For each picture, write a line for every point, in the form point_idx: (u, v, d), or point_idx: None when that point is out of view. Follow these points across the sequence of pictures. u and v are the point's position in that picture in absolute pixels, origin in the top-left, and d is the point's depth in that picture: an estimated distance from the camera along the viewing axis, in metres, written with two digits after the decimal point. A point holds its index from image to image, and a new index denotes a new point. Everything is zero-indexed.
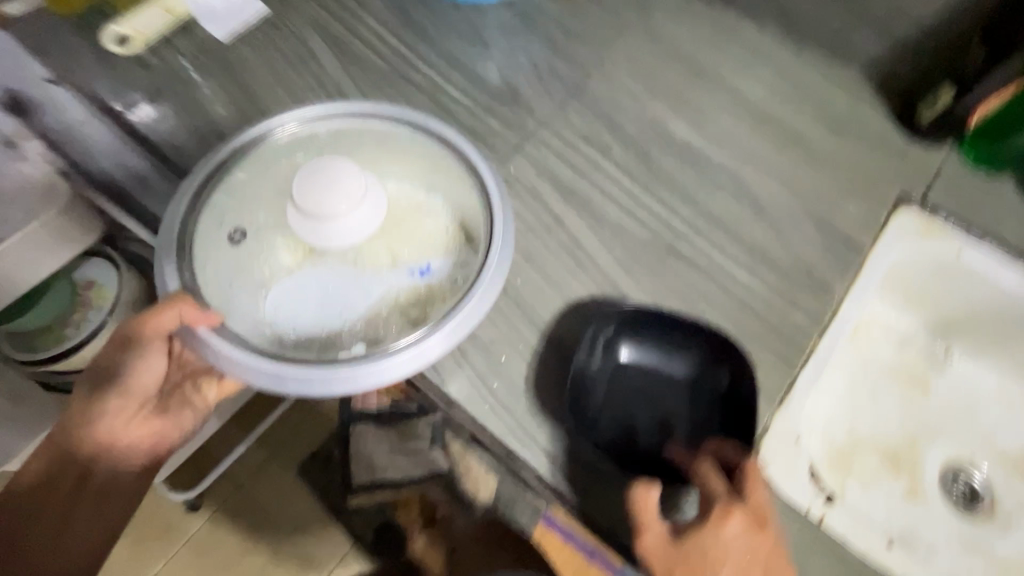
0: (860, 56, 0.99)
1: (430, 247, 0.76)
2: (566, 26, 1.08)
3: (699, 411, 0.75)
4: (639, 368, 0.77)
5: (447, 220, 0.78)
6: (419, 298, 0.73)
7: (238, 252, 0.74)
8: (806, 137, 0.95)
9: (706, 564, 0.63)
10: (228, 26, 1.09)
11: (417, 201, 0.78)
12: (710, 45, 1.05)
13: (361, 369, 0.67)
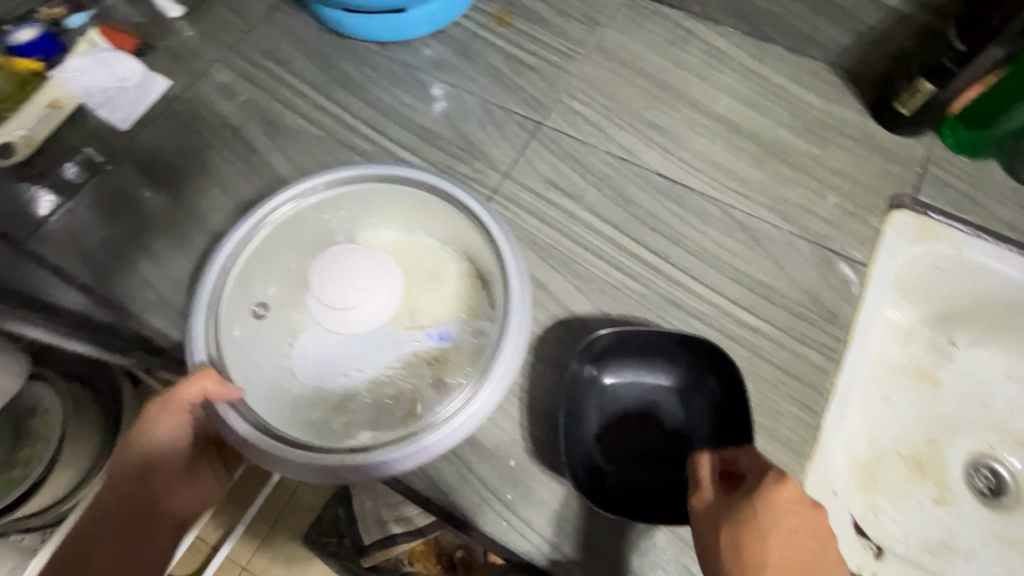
0: (825, 48, 0.93)
1: (447, 311, 0.74)
2: (511, 56, 0.98)
3: (697, 423, 0.71)
4: (630, 387, 0.72)
5: (464, 274, 0.77)
6: (435, 362, 0.72)
7: (263, 326, 0.73)
8: (784, 147, 0.89)
9: (756, 546, 0.54)
10: (129, 111, 0.95)
11: (431, 252, 0.78)
12: (666, 55, 0.97)
13: (413, 445, 0.63)
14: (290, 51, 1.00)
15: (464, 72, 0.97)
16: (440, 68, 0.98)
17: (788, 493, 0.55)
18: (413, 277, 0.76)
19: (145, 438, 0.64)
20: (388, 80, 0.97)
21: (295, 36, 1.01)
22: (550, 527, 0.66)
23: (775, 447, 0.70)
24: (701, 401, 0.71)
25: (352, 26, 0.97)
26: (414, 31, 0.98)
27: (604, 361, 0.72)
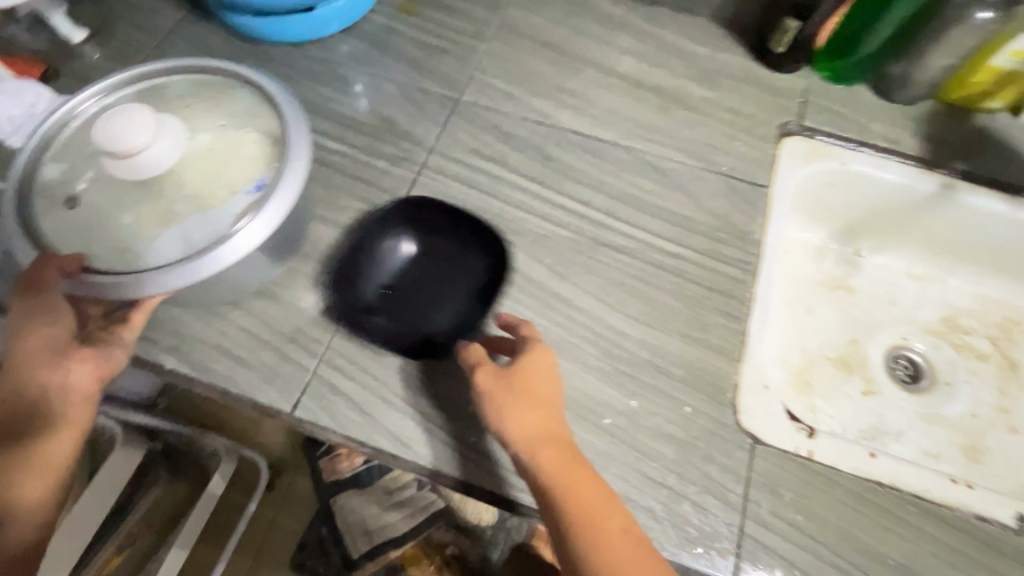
0: (706, 3, 1.03)
1: (256, 165, 0.72)
2: (422, 42, 1.03)
3: (472, 267, 0.81)
4: (423, 257, 0.83)
5: (262, 138, 0.73)
6: (253, 207, 0.68)
7: (75, 234, 0.69)
8: (683, 94, 0.97)
9: (519, 387, 0.67)
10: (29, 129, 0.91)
11: (239, 130, 0.74)
12: (568, 26, 1.04)
13: (191, 268, 0.66)
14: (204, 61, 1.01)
15: (380, 61, 1.01)
16: (355, 61, 1.01)
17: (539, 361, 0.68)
18: (218, 150, 0.72)
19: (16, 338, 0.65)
20: (306, 77, 0.99)
21: (208, 47, 1.02)
22: (516, 460, 0.70)
23: (710, 355, 0.76)
24: (479, 264, 0.81)
25: (263, 31, 0.99)
26: (327, 30, 1.01)
27: (393, 232, 0.83)
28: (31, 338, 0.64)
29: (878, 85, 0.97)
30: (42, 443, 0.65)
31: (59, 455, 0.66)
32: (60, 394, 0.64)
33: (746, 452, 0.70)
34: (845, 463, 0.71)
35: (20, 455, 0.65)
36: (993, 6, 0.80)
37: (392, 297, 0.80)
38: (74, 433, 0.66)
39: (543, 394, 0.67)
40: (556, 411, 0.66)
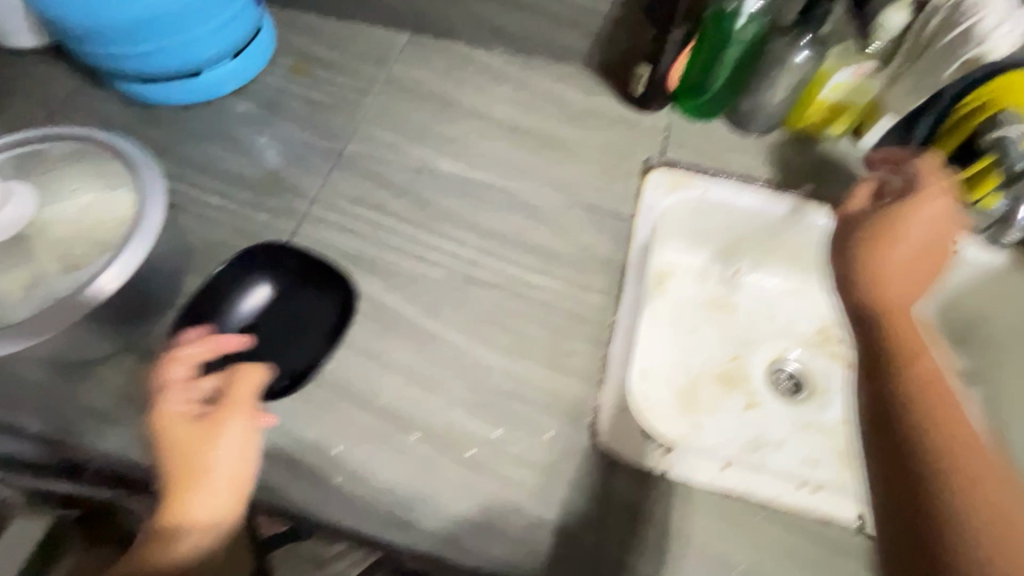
0: (574, 52, 1.12)
1: (112, 222, 0.74)
2: (310, 99, 1.08)
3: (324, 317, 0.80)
4: (278, 294, 0.80)
5: (119, 195, 0.76)
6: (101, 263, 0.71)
7: None
8: (556, 136, 1.04)
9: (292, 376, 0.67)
10: None
11: (99, 189, 0.77)
12: (449, 78, 1.12)
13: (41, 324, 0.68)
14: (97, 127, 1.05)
15: (269, 120, 1.06)
16: (245, 119, 1.06)
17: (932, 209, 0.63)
18: (77, 210, 0.75)
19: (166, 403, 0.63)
20: (196, 137, 1.04)
21: (101, 113, 1.06)
22: (380, 498, 0.72)
23: (572, 380, 0.80)
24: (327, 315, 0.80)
25: (156, 94, 1.04)
26: (218, 87, 1.06)
27: (244, 278, 0.79)
28: (178, 401, 0.63)
29: (731, 120, 1.06)
30: (196, 498, 0.61)
31: (210, 513, 0.62)
32: (228, 413, 0.63)
33: (603, 472, 0.74)
34: (698, 476, 0.74)
35: (178, 526, 0.61)
36: (808, 46, 0.89)
37: (249, 339, 0.77)
38: (240, 478, 0.64)
39: (913, 272, 0.62)
40: (888, 272, 0.62)
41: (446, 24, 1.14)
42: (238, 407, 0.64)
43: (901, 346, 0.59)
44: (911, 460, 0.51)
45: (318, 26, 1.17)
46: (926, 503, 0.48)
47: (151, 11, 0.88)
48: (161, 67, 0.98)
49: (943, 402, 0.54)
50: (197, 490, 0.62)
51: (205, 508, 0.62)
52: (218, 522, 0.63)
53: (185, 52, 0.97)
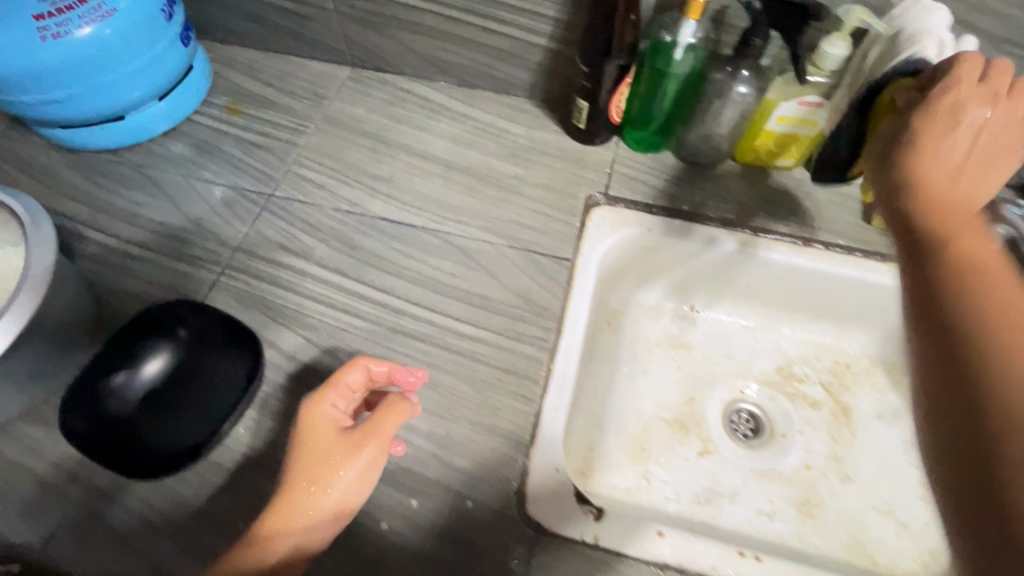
0: (517, 85, 1.08)
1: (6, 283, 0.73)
2: (243, 139, 1.04)
3: (214, 400, 0.74)
4: (181, 350, 0.75)
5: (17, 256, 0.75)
6: None
7: None
8: (496, 173, 1.00)
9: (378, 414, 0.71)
10: None
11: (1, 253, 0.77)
12: (387, 114, 1.08)
13: None
14: (18, 175, 1.00)
15: (199, 164, 1.02)
16: (174, 163, 1.02)
17: (946, 125, 0.57)
18: None
19: (322, 405, 0.70)
20: (121, 184, 1.00)
21: (23, 160, 1.02)
22: None
23: (497, 442, 0.75)
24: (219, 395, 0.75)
25: (81, 140, 1.00)
26: (147, 128, 1.02)
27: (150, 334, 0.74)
28: (327, 408, 0.71)
29: (679, 150, 1.01)
30: (295, 506, 0.66)
31: (321, 521, 0.67)
32: (379, 425, 0.70)
33: (526, 544, 0.69)
34: (630, 546, 0.69)
35: (269, 535, 0.65)
36: (748, 79, 0.86)
37: (152, 405, 0.72)
38: (363, 482, 0.69)
39: (980, 163, 0.56)
40: (935, 177, 0.54)
41: (385, 58, 1.11)
42: (384, 432, 0.70)
43: (908, 176, 0.55)
44: (977, 416, 0.40)
45: (255, 63, 1.14)
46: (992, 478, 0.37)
47: (60, 58, 0.85)
48: (80, 112, 0.94)
49: (998, 293, 0.44)
50: (308, 493, 0.67)
51: (319, 507, 0.67)
52: (319, 528, 0.67)
53: (104, 96, 0.93)
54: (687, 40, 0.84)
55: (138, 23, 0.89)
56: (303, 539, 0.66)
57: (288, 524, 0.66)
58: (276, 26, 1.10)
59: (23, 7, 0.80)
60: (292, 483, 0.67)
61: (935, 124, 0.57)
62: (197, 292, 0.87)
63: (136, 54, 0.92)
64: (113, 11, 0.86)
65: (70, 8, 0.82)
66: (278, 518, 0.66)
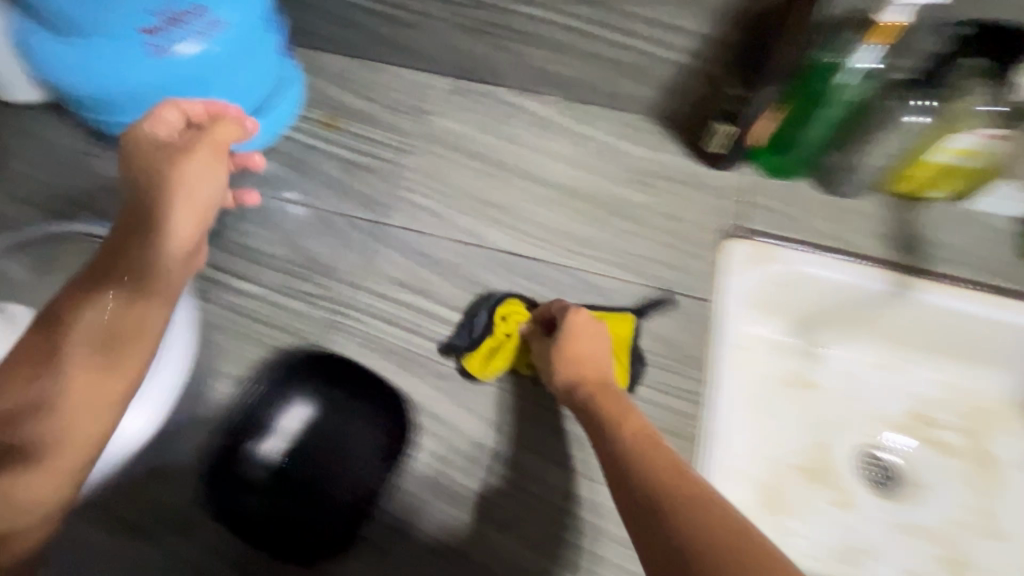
0: (636, 101, 1.00)
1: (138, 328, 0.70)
2: (344, 159, 0.98)
3: (365, 448, 0.74)
4: (326, 412, 0.75)
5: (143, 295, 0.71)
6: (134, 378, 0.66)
7: None
8: (620, 201, 0.93)
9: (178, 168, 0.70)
10: None
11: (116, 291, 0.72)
12: (495, 132, 1.00)
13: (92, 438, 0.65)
14: (100, 193, 0.92)
15: (300, 186, 0.95)
16: (273, 186, 0.95)
17: (588, 330, 0.76)
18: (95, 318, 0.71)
19: (159, 140, 0.72)
20: (219, 207, 0.93)
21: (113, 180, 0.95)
22: None
23: None
24: (367, 443, 0.74)
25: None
26: (243, 144, 0.95)
27: (287, 390, 0.75)
28: (191, 164, 0.71)
29: (817, 177, 0.94)
30: (42, 378, 0.59)
31: (91, 394, 0.60)
32: (185, 181, 0.70)
33: None
34: None
35: (27, 419, 0.57)
36: (929, 110, 0.79)
37: (302, 470, 0.72)
38: (147, 337, 0.65)
39: (598, 364, 0.74)
40: (585, 347, 0.75)
41: (491, 70, 1.03)
42: (217, 151, 0.73)
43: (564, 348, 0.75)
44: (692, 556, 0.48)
45: (349, 72, 1.06)
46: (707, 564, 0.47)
47: (164, 74, 0.79)
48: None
49: (662, 459, 0.59)
50: (47, 393, 0.58)
51: (85, 411, 0.59)
52: (94, 422, 0.59)
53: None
54: (863, 67, 0.76)
55: (244, 35, 0.81)
56: (50, 490, 0.57)
57: (53, 439, 0.57)
58: (374, 32, 1.01)
59: (128, 20, 0.73)
60: (29, 415, 0.57)
61: (574, 341, 0.75)
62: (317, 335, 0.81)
63: (240, 66, 0.85)
64: (220, 22, 0.78)
65: (178, 19, 0.75)
66: (76, 370, 0.60)
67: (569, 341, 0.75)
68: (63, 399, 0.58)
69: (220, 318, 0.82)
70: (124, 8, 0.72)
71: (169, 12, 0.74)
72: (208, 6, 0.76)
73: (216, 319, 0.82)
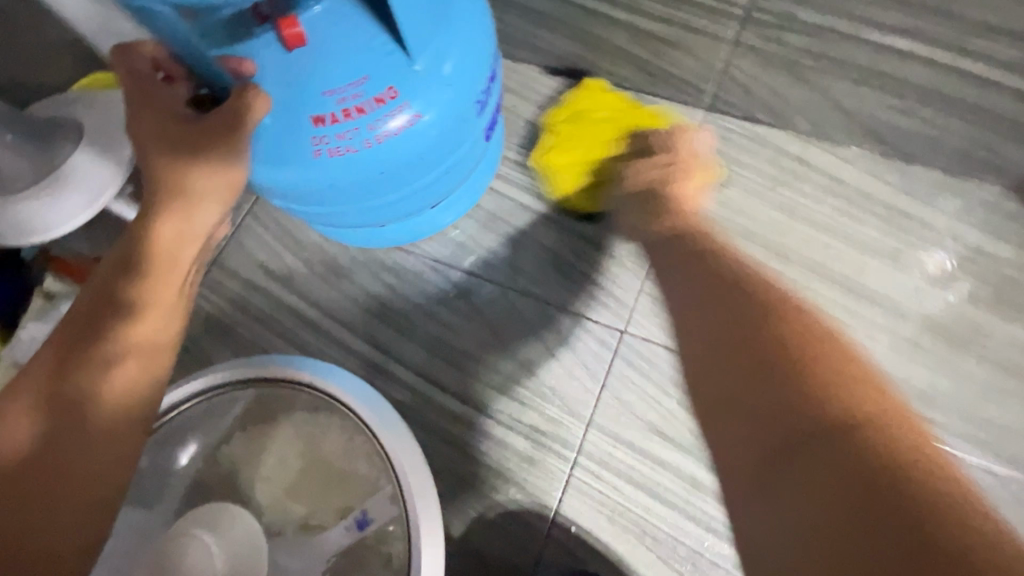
0: (1005, 173, 0.67)
1: (365, 487, 0.57)
2: (567, 227, 0.73)
3: None
4: None
5: (365, 450, 0.57)
6: (379, 555, 0.55)
7: None
8: (973, 333, 0.65)
9: (187, 127, 0.50)
10: None
11: (332, 437, 0.59)
12: (775, 203, 0.71)
13: None
14: (291, 260, 0.77)
15: (515, 265, 0.73)
16: (483, 262, 0.74)
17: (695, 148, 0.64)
18: (317, 470, 0.60)
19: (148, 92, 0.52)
20: (417, 291, 0.73)
21: (284, 234, 0.77)
22: None
23: None
24: None
25: (326, 235, 0.72)
26: (433, 224, 0.72)
27: None
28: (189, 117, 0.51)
29: None
30: (7, 423, 0.41)
31: (112, 412, 0.42)
32: (200, 145, 0.49)
33: None
34: None
35: (75, 420, 0.41)
36: None
37: None
38: (154, 344, 0.47)
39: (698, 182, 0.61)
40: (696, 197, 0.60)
41: (780, 110, 0.72)
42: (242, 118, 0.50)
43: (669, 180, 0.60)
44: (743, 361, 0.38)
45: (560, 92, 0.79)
46: (773, 372, 0.36)
47: (323, 175, 0.57)
48: (335, 221, 0.67)
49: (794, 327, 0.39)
50: (29, 414, 0.41)
51: (110, 408, 0.42)
52: (114, 428, 0.42)
53: (370, 211, 0.65)
54: None
55: (441, 130, 0.58)
56: (53, 525, 0.38)
57: (58, 474, 0.39)
58: (611, 48, 0.74)
59: (299, 112, 0.53)
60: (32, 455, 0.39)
61: (643, 167, 0.63)
62: (549, 492, 0.64)
63: (425, 168, 0.62)
64: (413, 115, 0.55)
65: (358, 112, 0.54)
66: (110, 382, 0.43)
67: (656, 160, 0.62)
68: (71, 455, 0.40)
69: (438, 452, 0.67)
70: (301, 91, 0.53)
71: (351, 101, 0.53)
72: (404, 94, 0.54)
73: (432, 455, 0.66)
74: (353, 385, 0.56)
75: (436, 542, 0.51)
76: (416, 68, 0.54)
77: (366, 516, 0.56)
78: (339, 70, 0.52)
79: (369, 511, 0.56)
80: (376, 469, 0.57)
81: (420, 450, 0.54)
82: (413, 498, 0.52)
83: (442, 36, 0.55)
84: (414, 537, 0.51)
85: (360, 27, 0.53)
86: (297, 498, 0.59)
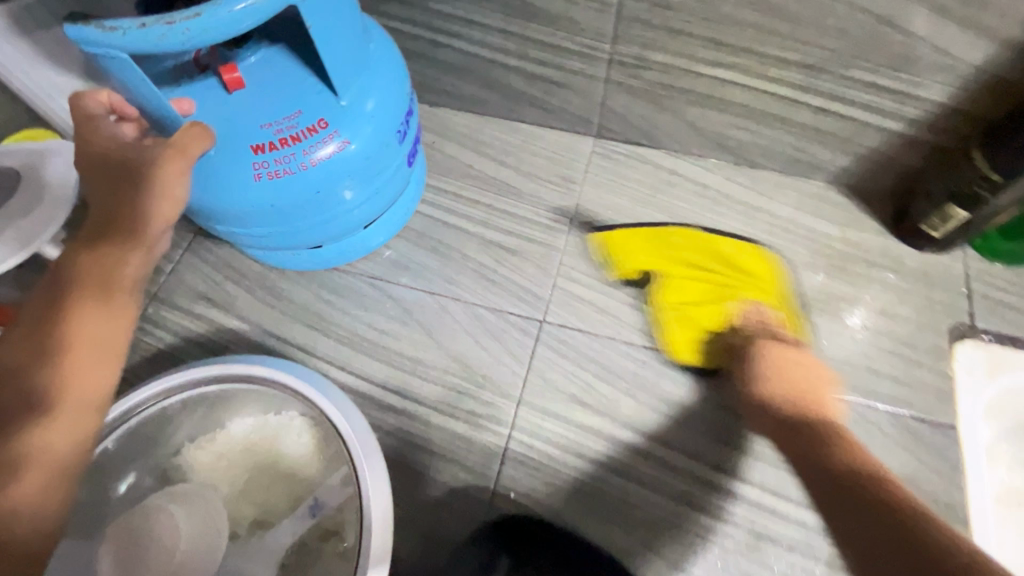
0: (823, 170, 0.85)
1: (316, 475, 0.62)
2: (486, 238, 0.84)
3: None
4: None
5: (313, 442, 0.62)
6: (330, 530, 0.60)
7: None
8: (817, 294, 0.80)
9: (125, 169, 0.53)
10: None
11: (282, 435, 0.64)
12: (656, 205, 0.86)
13: None
14: (232, 288, 0.81)
15: (444, 274, 0.82)
16: (414, 274, 0.82)
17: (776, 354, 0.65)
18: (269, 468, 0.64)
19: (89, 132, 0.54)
20: (355, 305, 0.80)
21: (225, 264, 0.82)
22: None
23: None
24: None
25: (267, 260, 0.79)
26: (367, 242, 0.80)
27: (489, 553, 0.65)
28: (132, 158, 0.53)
29: None
30: None
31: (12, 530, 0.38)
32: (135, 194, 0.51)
33: None
34: None
35: None
36: None
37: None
38: (73, 436, 0.41)
39: (796, 377, 0.62)
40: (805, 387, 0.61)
41: (652, 133, 0.88)
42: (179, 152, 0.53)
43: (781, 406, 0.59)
44: (799, 443, 0.54)
45: (471, 129, 0.92)
46: (807, 443, 0.53)
47: (262, 197, 0.64)
48: (275, 244, 0.74)
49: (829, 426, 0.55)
50: None
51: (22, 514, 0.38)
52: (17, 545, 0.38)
53: (307, 232, 0.72)
54: None
55: (369, 154, 0.67)
56: None
57: None
58: (511, 90, 0.88)
59: (241, 142, 0.61)
60: None
61: (781, 362, 0.64)
62: (488, 469, 0.70)
63: (358, 188, 0.70)
64: (343, 142, 0.64)
65: (294, 140, 0.62)
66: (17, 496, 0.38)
67: (765, 369, 0.64)
68: None
69: (384, 445, 0.72)
70: (243, 125, 0.61)
71: (287, 131, 0.62)
72: (333, 125, 0.64)
73: None
74: (304, 377, 0.61)
75: (384, 511, 0.56)
76: (342, 103, 0.64)
77: (317, 502, 0.61)
78: (276, 107, 0.62)
79: (319, 497, 0.61)
80: (326, 455, 0.62)
81: (370, 428, 0.59)
82: (362, 473, 0.57)
83: (365, 78, 0.66)
84: (364, 507, 0.55)
85: (294, 72, 0.63)
86: (248, 495, 0.63)
